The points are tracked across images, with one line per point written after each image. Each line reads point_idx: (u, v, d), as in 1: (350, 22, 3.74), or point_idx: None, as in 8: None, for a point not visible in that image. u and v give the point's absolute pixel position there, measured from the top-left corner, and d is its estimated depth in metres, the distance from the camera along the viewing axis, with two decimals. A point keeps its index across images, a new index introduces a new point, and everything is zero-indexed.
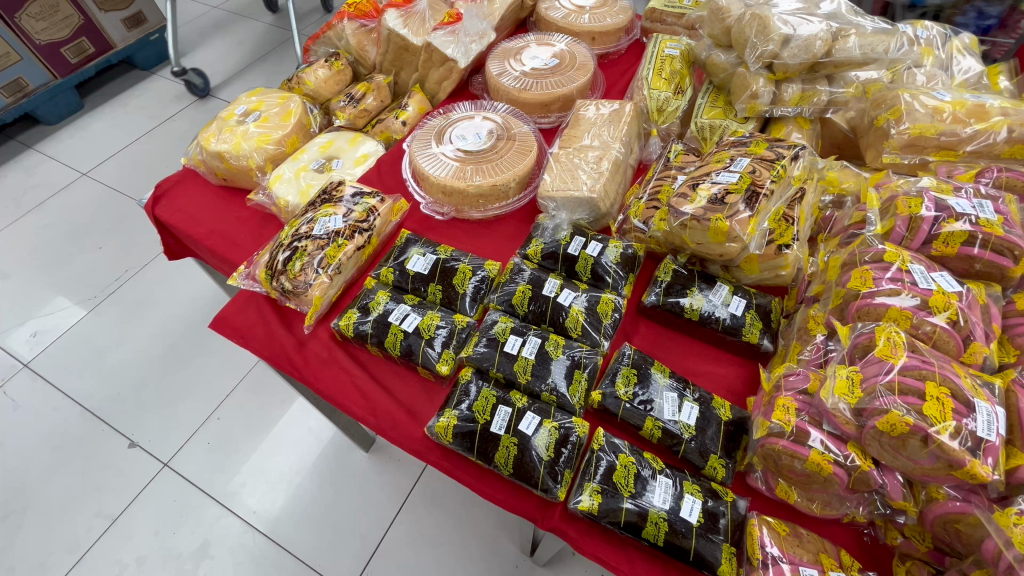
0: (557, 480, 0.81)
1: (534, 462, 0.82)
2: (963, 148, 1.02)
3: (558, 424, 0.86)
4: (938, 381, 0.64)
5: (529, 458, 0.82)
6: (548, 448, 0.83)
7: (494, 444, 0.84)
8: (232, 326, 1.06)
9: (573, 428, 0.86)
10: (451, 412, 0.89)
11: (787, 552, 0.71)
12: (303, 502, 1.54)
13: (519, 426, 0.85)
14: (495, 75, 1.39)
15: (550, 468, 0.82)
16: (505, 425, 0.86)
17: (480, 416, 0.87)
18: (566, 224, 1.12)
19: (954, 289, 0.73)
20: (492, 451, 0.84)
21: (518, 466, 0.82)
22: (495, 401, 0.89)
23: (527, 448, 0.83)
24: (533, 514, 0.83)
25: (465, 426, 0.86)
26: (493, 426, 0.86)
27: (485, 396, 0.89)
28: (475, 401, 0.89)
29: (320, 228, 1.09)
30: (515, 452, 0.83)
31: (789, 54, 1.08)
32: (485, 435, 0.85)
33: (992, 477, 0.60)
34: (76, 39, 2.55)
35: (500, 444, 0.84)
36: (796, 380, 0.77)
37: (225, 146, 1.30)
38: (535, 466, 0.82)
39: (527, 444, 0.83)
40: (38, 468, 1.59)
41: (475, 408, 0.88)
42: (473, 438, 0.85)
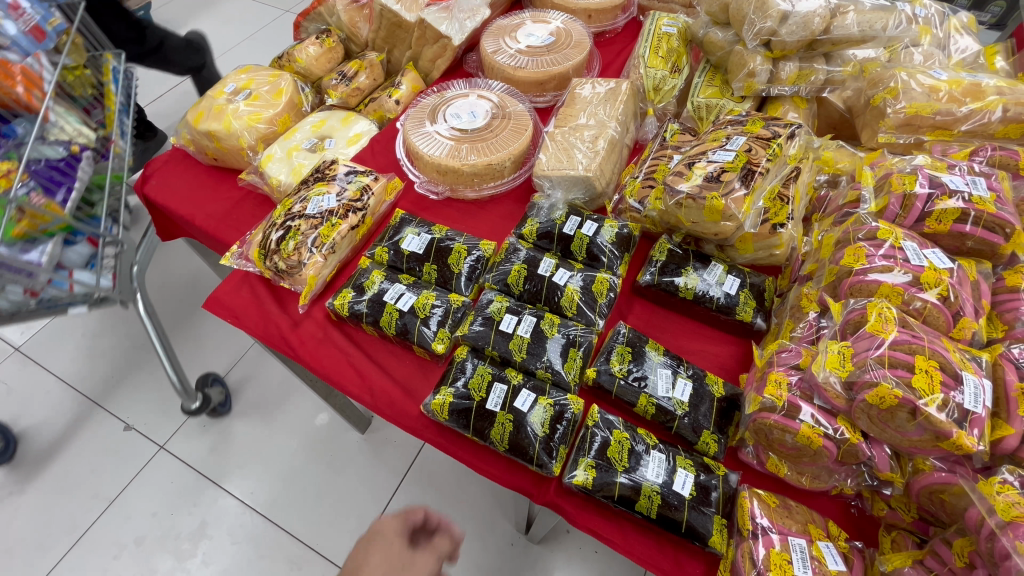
0: (552, 456, 0.82)
1: (529, 438, 0.83)
2: (957, 128, 1.02)
3: (554, 401, 0.87)
4: (927, 355, 0.65)
5: (523, 435, 0.83)
6: (544, 423, 0.84)
7: (490, 420, 0.85)
8: (225, 305, 1.06)
9: (568, 405, 0.87)
10: (447, 390, 0.89)
11: (776, 523, 0.73)
12: (300, 483, 1.55)
13: (514, 403, 0.86)
14: (490, 52, 1.37)
15: (545, 444, 0.83)
16: (501, 402, 0.86)
17: (476, 393, 0.88)
18: (561, 203, 1.12)
19: (946, 266, 0.73)
20: (487, 429, 0.85)
21: (513, 443, 0.83)
22: (490, 378, 0.90)
23: (522, 425, 0.84)
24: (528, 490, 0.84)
25: (461, 404, 0.87)
26: (489, 404, 0.86)
27: (480, 375, 0.90)
28: (471, 378, 0.90)
29: (314, 207, 1.08)
30: (511, 430, 0.84)
31: (787, 31, 1.06)
32: (481, 412, 0.86)
33: (977, 447, 0.61)
34: None
35: (495, 422, 0.85)
36: (788, 356, 0.78)
37: (215, 125, 1.28)
38: (530, 443, 0.83)
39: (522, 421, 0.84)
40: (45, 456, 1.58)
41: (470, 386, 0.89)
42: (468, 415, 0.86)
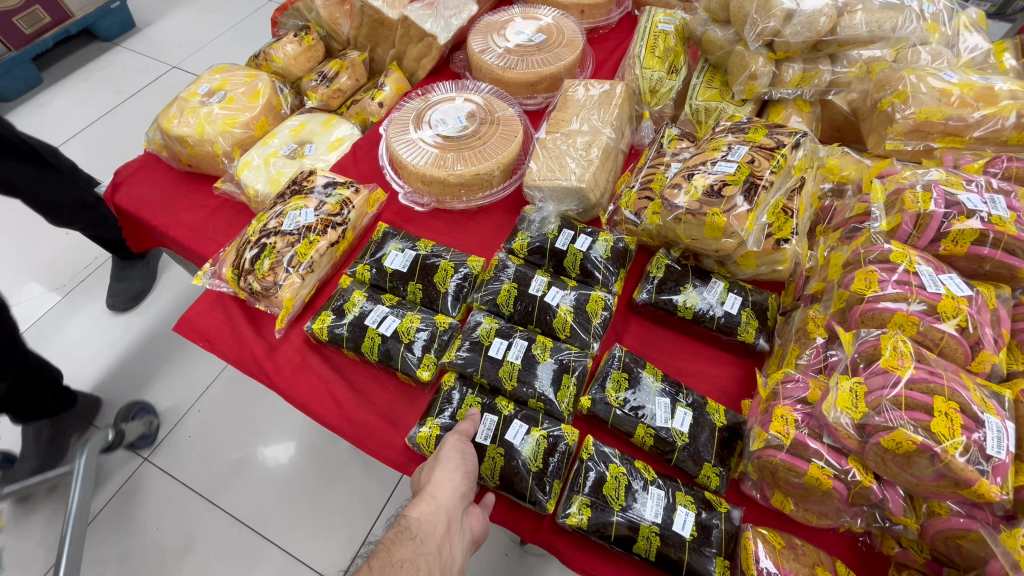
0: (545, 491, 0.77)
1: (520, 471, 0.78)
2: (969, 134, 0.97)
3: (547, 432, 0.82)
4: (947, 396, 0.61)
5: (513, 468, 0.79)
6: (536, 456, 0.79)
7: (480, 454, 0.80)
8: (197, 329, 1.00)
9: (562, 437, 0.82)
10: (434, 421, 0.84)
11: (783, 567, 0.69)
12: (288, 497, 1.50)
13: (506, 435, 0.81)
14: (477, 52, 1.29)
15: (538, 479, 0.78)
16: (490, 435, 0.81)
17: None
18: (553, 216, 1.06)
19: (964, 293, 0.69)
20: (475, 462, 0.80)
21: (503, 477, 0.79)
22: (480, 409, 0.84)
23: (514, 458, 0.79)
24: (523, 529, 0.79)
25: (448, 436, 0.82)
26: (478, 436, 0.81)
27: (468, 407, 0.85)
28: (459, 409, 0.85)
29: (290, 222, 1.02)
30: (502, 465, 0.79)
31: (791, 32, 1.00)
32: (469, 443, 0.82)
33: (1000, 496, 0.57)
34: (30, 8, 2.31)
35: (484, 455, 0.80)
36: (795, 388, 0.73)
37: (187, 130, 1.21)
38: (521, 478, 0.78)
39: (514, 455, 0.80)
40: None
41: (459, 417, 0.84)
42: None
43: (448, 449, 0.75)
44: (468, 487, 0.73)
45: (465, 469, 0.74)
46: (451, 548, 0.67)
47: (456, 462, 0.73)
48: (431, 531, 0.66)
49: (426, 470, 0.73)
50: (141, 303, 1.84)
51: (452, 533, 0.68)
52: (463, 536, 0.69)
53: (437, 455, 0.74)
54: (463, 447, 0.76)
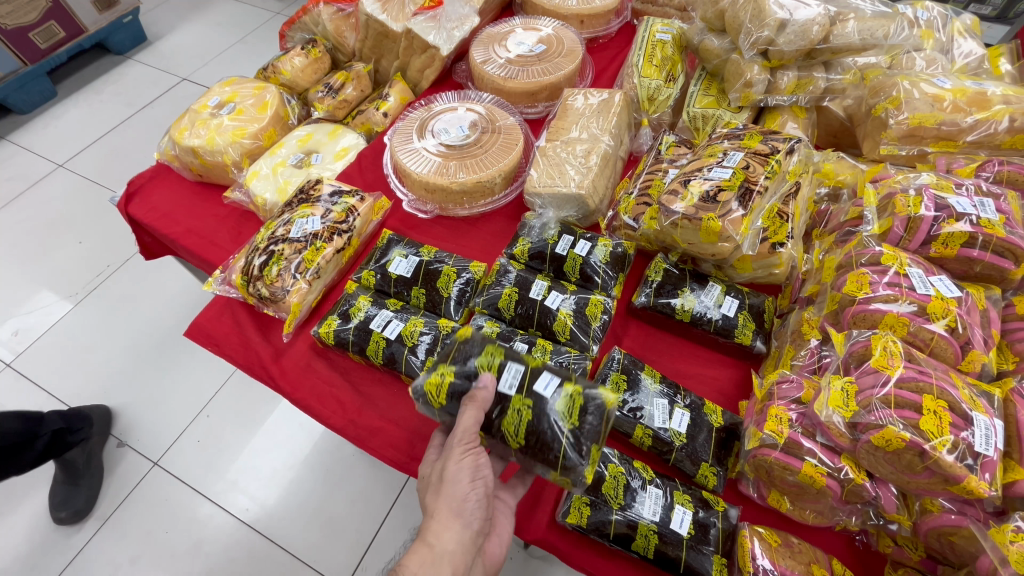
0: (582, 457, 0.70)
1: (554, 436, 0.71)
2: (962, 138, 0.99)
3: (582, 389, 0.73)
4: (936, 394, 0.62)
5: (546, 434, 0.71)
6: (572, 414, 0.72)
7: (504, 406, 0.72)
8: (206, 333, 1.03)
9: (601, 397, 0.73)
10: (447, 368, 0.76)
11: (778, 564, 0.70)
12: (296, 499, 1.52)
13: (535, 387, 0.73)
14: (479, 63, 1.33)
15: (574, 440, 0.71)
16: (518, 383, 0.73)
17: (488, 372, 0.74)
18: (553, 221, 1.09)
19: (953, 294, 0.70)
20: (499, 421, 0.72)
21: (534, 439, 0.71)
22: (503, 356, 0.75)
23: (545, 416, 0.71)
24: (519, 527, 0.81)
25: (460, 386, 0.74)
26: (501, 386, 0.73)
27: (487, 355, 0.75)
28: (480, 356, 0.76)
29: (297, 229, 1.05)
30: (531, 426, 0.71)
31: (785, 40, 1.02)
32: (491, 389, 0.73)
33: (989, 492, 0.58)
34: (45, 23, 2.38)
35: (508, 409, 0.72)
36: (789, 389, 0.74)
37: (197, 141, 1.25)
38: (552, 445, 0.71)
39: (544, 409, 0.72)
40: None
41: (479, 364, 0.75)
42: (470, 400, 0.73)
43: (453, 465, 0.71)
44: (472, 535, 0.70)
45: (468, 513, 0.70)
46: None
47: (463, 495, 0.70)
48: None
49: (426, 516, 0.70)
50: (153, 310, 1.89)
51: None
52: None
53: (440, 484, 0.70)
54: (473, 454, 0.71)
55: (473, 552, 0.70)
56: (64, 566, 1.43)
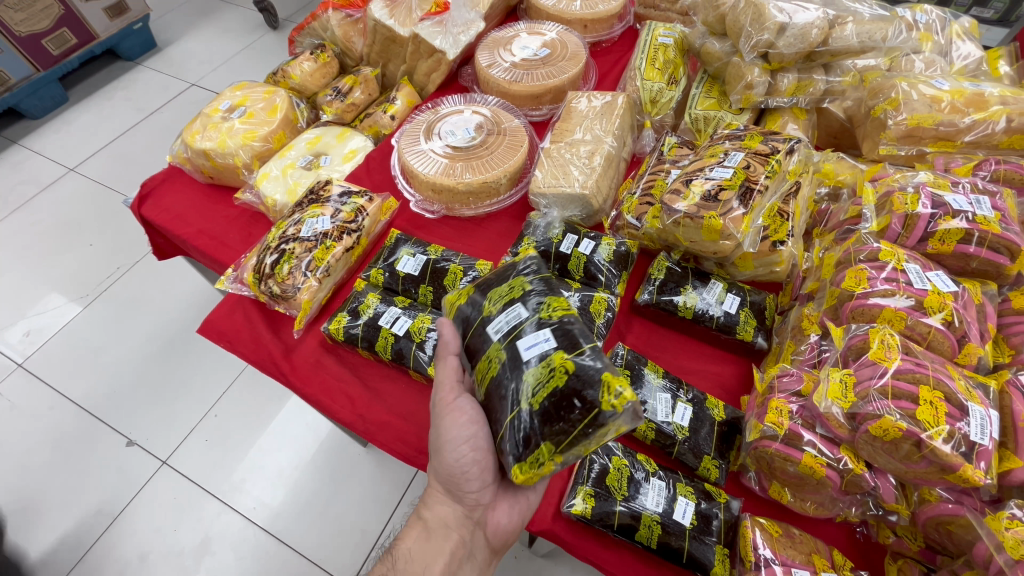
0: (522, 444, 0.63)
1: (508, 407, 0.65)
2: (961, 139, 1.00)
3: (579, 370, 0.62)
4: (932, 385, 0.64)
5: (504, 399, 0.65)
6: (537, 394, 0.62)
7: (484, 346, 0.70)
8: (218, 330, 1.05)
9: (599, 399, 0.59)
10: (469, 292, 0.78)
11: (779, 554, 0.71)
12: (303, 497, 1.54)
13: (517, 342, 0.66)
14: (484, 66, 1.35)
15: (526, 421, 0.63)
16: (506, 329, 0.68)
17: (491, 305, 0.72)
18: (558, 221, 1.11)
19: (950, 289, 0.72)
20: (476, 365, 0.71)
21: (493, 395, 0.67)
22: (517, 295, 0.70)
23: (511, 375, 0.65)
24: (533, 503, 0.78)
25: (465, 311, 0.75)
26: (493, 325, 0.69)
27: (500, 291, 0.73)
28: (502, 286, 0.73)
29: (308, 229, 1.07)
30: (494, 383, 0.67)
31: (784, 43, 1.04)
32: (481, 331, 0.71)
33: (985, 480, 0.60)
34: (57, 30, 2.43)
35: (484, 351, 0.69)
36: (789, 382, 0.76)
37: (209, 144, 1.27)
38: (502, 412, 0.66)
39: (510, 368, 0.65)
40: None
41: (492, 296, 0.73)
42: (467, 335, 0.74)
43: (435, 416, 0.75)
44: (465, 511, 0.75)
45: (461, 493, 0.74)
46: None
47: (455, 470, 0.72)
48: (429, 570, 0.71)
49: (428, 496, 0.77)
50: (163, 312, 1.92)
51: (456, 564, 0.73)
52: (469, 563, 0.74)
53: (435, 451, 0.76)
54: (462, 407, 0.72)
55: (470, 527, 0.75)
56: (74, 563, 1.44)
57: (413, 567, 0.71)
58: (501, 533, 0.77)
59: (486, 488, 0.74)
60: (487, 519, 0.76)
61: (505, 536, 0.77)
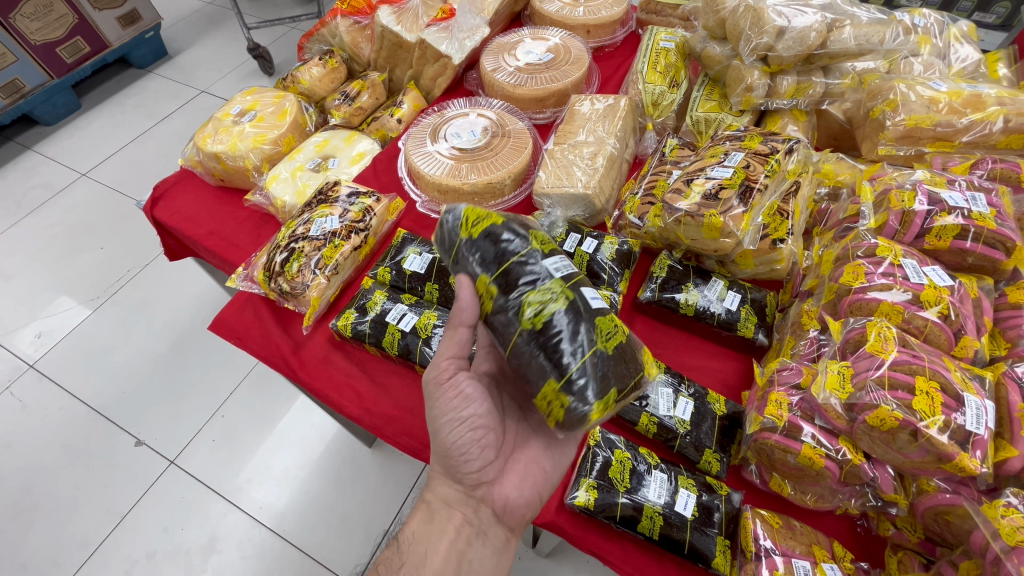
0: (597, 386, 0.65)
1: (577, 343, 0.65)
2: (958, 139, 1.02)
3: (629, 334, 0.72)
4: (928, 376, 0.65)
5: (571, 335, 0.65)
6: (608, 339, 0.67)
7: (544, 279, 0.68)
8: (228, 327, 1.07)
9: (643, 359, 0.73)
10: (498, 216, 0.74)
11: (780, 544, 0.72)
12: (309, 496, 1.56)
13: (582, 288, 0.69)
14: (489, 71, 1.38)
15: (601, 364, 0.66)
16: (567, 272, 0.70)
17: (539, 245, 0.72)
18: (561, 221, 1.13)
19: (946, 283, 0.73)
20: (520, 295, 0.67)
21: (553, 332, 0.65)
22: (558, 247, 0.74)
23: (580, 315, 0.67)
24: (549, 475, 0.79)
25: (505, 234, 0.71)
26: (552, 262, 0.69)
27: (538, 235, 0.74)
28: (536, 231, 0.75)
29: (317, 228, 1.10)
30: (557, 317, 0.66)
31: (783, 46, 1.07)
32: (535, 263, 0.69)
33: (981, 469, 0.61)
34: (71, 38, 2.49)
35: (543, 285, 0.67)
36: (789, 375, 0.78)
37: (220, 147, 1.31)
38: (567, 348, 0.65)
39: (578, 310, 0.67)
40: None
41: (533, 236, 0.73)
42: (504, 260, 0.69)
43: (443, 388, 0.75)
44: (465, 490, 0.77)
45: (460, 473, 0.76)
46: (467, 553, 0.73)
47: (449, 449, 0.75)
48: (435, 549, 0.72)
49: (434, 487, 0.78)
50: (173, 314, 1.95)
51: (465, 541, 0.74)
52: (480, 540, 0.75)
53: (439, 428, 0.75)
54: (460, 385, 0.75)
55: (473, 505, 0.76)
56: (82, 561, 1.46)
57: (418, 547, 0.73)
58: (513, 509, 0.77)
59: (488, 464, 0.76)
60: (494, 496, 0.77)
61: (520, 511, 0.77)
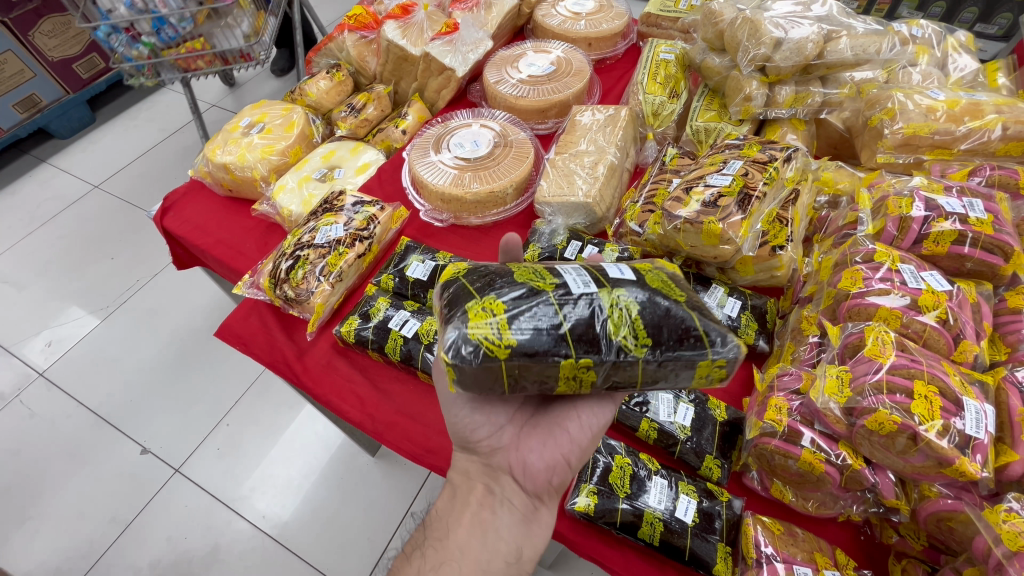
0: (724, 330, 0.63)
1: (666, 311, 0.63)
2: (957, 146, 1.02)
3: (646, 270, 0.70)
4: (927, 380, 0.65)
5: (657, 313, 0.62)
6: (664, 286, 0.66)
7: (588, 298, 0.62)
8: (234, 333, 1.09)
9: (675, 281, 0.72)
10: (480, 308, 0.61)
11: (781, 551, 0.71)
12: (313, 504, 1.56)
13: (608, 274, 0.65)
14: (492, 83, 1.41)
15: (701, 312, 0.64)
16: (586, 276, 0.65)
17: (541, 284, 0.63)
18: (562, 228, 1.14)
19: (944, 288, 0.74)
20: (601, 332, 0.60)
21: (653, 326, 0.62)
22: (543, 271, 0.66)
23: (643, 294, 0.63)
24: (575, 439, 0.74)
25: (515, 307, 0.61)
26: (572, 286, 0.63)
27: (522, 276, 0.65)
28: (513, 278, 0.65)
29: (322, 236, 1.12)
30: (639, 312, 0.62)
31: (781, 57, 1.08)
32: (565, 295, 0.62)
33: (982, 474, 0.60)
34: (87, 55, 2.57)
35: (598, 300, 0.62)
36: (789, 381, 0.78)
37: (229, 158, 1.33)
38: (672, 324, 0.62)
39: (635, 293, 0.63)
40: None
41: (521, 280, 0.64)
42: (563, 329, 0.60)
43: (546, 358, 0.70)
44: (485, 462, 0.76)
45: (472, 443, 0.76)
46: (491, 524, 0.71)
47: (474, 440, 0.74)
48: (457, 521, 0.72)
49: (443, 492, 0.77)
50: (180, 323, 1.98)
51: (487, 511, 0.72)
52: (505, 509, 0.72)
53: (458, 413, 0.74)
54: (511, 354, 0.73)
55: (492, 474, 0.75)
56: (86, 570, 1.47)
57: (440, 523, 0.73)
58: (534, 474, 0.73)
59: (498, 429, 0.75)
60: (512, 461, 0.74)
61: (543, 476, 0.73)
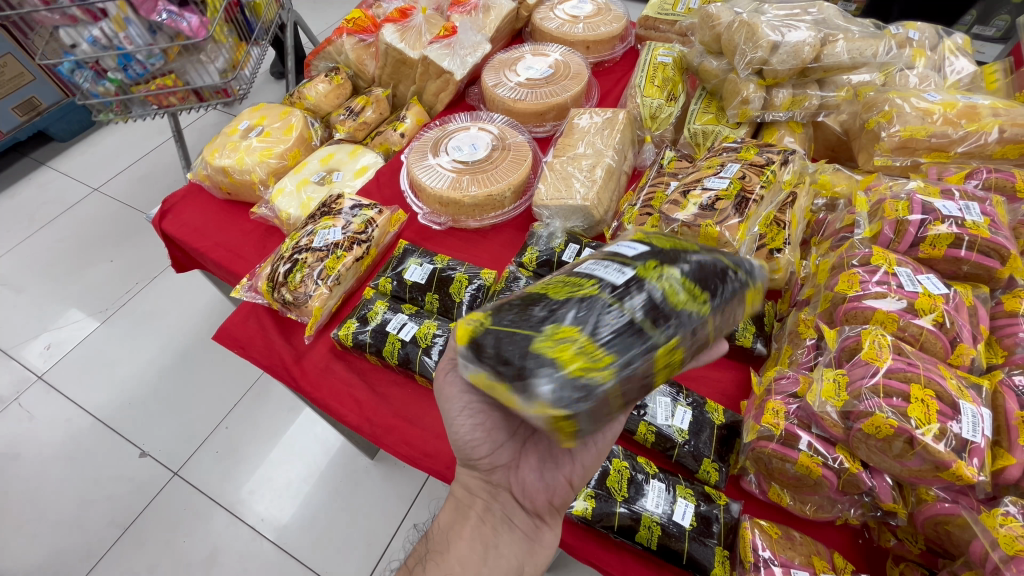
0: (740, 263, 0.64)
1: (700, 263, 0.60)
2: (954, 149, 1.03)
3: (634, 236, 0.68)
4: (923, 383, 0.65)
5: (696, 266, 0.59)
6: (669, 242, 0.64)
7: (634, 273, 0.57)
8: (232, 337, 1.09)
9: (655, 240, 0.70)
10: (551, 341, 0.52)
11: (778, 555, 0.71)
12: (312, 508, 1.56)
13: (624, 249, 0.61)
14: (490, 86, 1.41)
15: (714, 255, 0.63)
16: (610, 259, 0.60)
17: (582, 288, 0.57)
18: (560, 231, 1.14)
19: (940, 291, 0.74)
20: (674, 303, 0.55)
21: (701, 278, 0.59)
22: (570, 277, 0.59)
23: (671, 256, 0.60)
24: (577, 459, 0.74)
25: (584, 319, 0.53)
26: (611, 275, 0.57)
27: (557, 292, 0.57)
28: (549, 297, 0.57)
29: (320, 240, 1.12)
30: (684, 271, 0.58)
31: (778, 60, 1.08)
32: (617, 285, 0.56)
33: (979, 478, 0.60)
34: None
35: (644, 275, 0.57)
36: (787, 384, 0.78)
37: (228, 161, 1.34)
38: (710, 270, 0.60)
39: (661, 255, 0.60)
40: None
41: (560, 295, 0.57)
42: (638, 318, 0.54)
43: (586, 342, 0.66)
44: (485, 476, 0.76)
45: (472, 461, 0.74)
46: (492, 540, 0.71)
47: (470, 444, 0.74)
48: (458, 535, 0.72)
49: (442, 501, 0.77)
50: (179, 326, 1.98)
51: (488, 528, 0.73)
52: (506, 527, 0.73)
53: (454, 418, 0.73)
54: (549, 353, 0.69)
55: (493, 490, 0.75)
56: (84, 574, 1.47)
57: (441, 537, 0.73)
58: (533, 493, 0.74)
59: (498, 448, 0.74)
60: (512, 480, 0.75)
61: (543, 496, 0.74)
